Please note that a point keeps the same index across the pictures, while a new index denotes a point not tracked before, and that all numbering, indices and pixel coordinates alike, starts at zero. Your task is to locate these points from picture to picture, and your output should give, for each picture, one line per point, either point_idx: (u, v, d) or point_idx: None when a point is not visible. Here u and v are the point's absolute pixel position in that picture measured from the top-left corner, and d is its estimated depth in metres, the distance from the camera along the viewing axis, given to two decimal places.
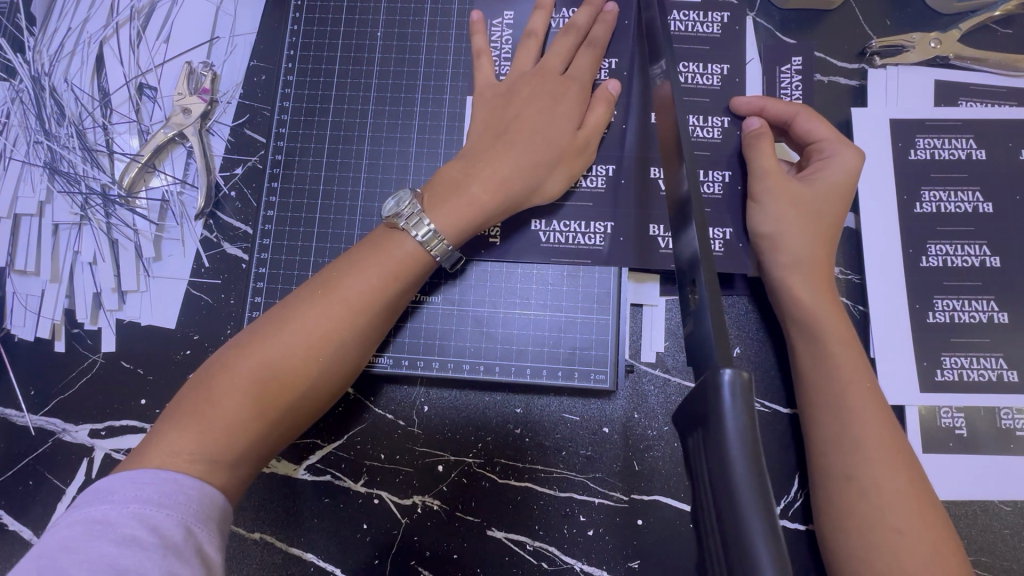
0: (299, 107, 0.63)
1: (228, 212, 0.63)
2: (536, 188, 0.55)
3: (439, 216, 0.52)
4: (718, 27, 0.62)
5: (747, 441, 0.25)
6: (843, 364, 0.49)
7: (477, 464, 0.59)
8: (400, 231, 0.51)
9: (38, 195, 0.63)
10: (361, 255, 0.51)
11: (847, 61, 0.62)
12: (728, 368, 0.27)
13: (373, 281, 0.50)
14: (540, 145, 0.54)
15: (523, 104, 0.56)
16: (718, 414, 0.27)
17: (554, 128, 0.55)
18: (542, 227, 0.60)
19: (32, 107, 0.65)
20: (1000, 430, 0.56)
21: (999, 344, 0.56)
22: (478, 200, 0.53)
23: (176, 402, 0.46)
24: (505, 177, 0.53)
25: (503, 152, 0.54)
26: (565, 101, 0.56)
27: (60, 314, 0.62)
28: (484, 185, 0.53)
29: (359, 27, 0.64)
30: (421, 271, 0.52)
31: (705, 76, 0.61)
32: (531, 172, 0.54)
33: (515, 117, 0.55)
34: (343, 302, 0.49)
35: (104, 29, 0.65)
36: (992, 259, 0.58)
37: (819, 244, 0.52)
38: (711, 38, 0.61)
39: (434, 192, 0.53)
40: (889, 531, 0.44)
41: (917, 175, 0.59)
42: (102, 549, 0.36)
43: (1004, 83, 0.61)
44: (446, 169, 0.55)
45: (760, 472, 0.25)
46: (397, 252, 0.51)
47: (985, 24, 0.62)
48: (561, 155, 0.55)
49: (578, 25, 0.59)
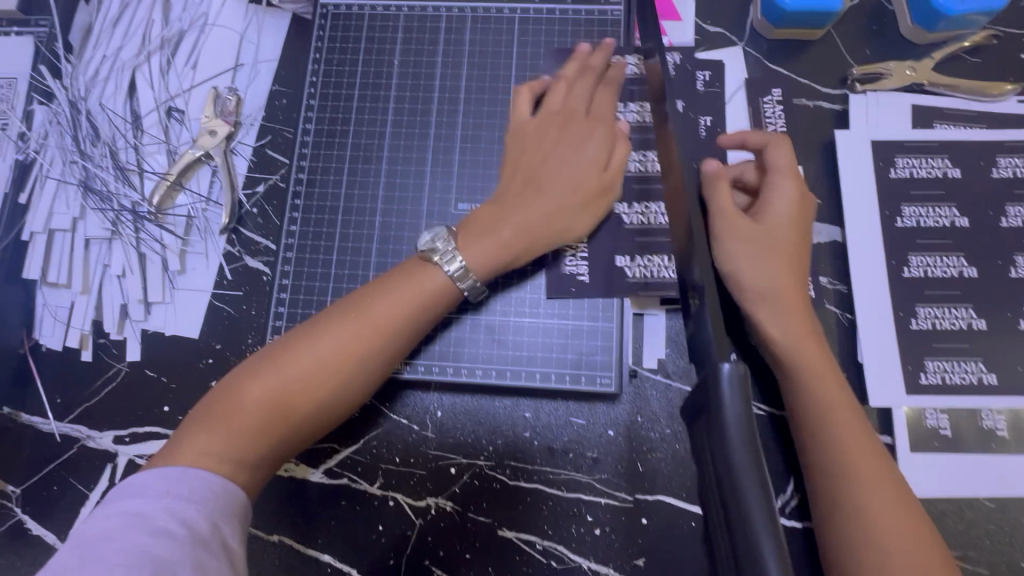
0: (320, 129, 0.67)
1: (250, 227, 0.67)
2: (566, 230, 0.59)
3: (471, 253, 0.56)
4: (702, 84, 0.67)
5: (747, 434, 0.28)
6: (834, 407, 0.51)
7: (488, 467, 0.61)
8: (433, 264, 0.55)
9: (71, 212, 0.67)
10: (393, 281, 0.55)
11: (830, 88, 0.67)
12: (726, 362, 0.30)
13: (403, 306, 0.54)
14: (566, 190, 0.58)
15: (550, 150, 0.60)
16: (718, 400, 0.30)
17: (580, 174, 0.59)
18: (580, 270, 0.62)
19: (68, 128, 0.68)
20: (981, 430, 0.59)
21: (978, 349, 0.60)
22: (506, 240, 0.57)
23: (207, 404, 0.49)
24: (532, 223, 0.57)
25: (531, 197, 0.58)
26: (590, 146, 0.60)
27: (88, 324, 0.65)
28: (513, 228, 0.57)
29: (377, 55, 0.68)
30: (448, 302, 0.56)
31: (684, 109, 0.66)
32: (559, 216, 0.58)
33: (545, 163, 0.60)
34: (374, 325, 0.52)
35: (137, 56, 0.69)
36: (969, 270, 0.62)
37: (793, 226, 0.56)
38: (695, 92, 0.66)
39: (468, 230, 0.57)
40: (883, 551, 0.45)
41: (897, 192, 0.64)
42: (137, 538, 0.39)
43: (975, 107, 0.66)
44: (479, 211, 0.59)
45: (763, 471, 0.28)
46: (428, 283, 0.55)
47: (955, 53, 0.67)
48: (585, 196, 0.59)
49: (596, 68, 0.64)
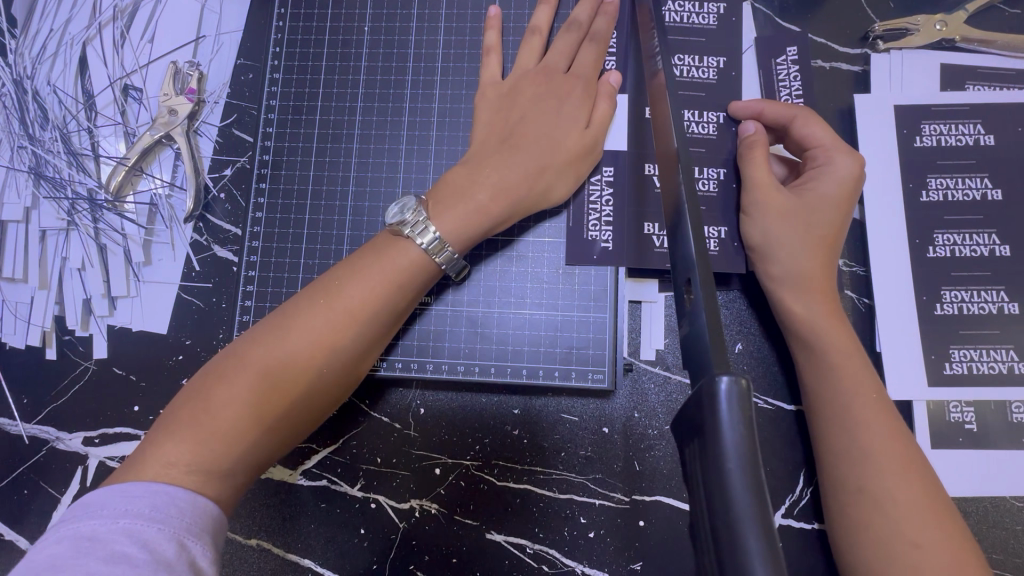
0: (285, 106, 0.61)
1: (217, 214, 0.62)
2: (545, 192, 0.54)
3: (443, 223, 0.51)
4: (715, 18, 0.60)
5: (747, 469, 0.24)
6: (858, 406, 0.47)
7: (474, 467, 0.58)
8: (405, 239, 0.51)
9: (24, 201, 0.62)
10: (364, 261, 0.50)
11: (849, 47, 0.60)
12: (726, 375, 0.26)
13: (377, 289, 0.49)
14: (544, 147, 0.53)
15: (527, 105, 0.55)
16: (715, 425, 0.25)
17: (560, 129, 0.54)
18: (604, 236, 0.57)
19: (16, 111, 0.64)
20: (1011, 424, 0.54)
21: (1009, 336, 0.55)
22: (482, 206, 0.52)
23: (173, 410, 0.44)
24: (510, 183, 0.52)
25: (508, 156, 0.53)
26: (569, 100, 0.55)
27: (49, 321, 0.62)
28: (489, 192, 0.52)
29: (346, 22, 0.62)
30: (425, 279, 0.52)
31: (701, 69, 0.59)
32: (540, 178, 0.53)
33: (521, 120, 0.54)
34: (346, 310, 0.48)
35: (86, 29, 0.64)
36: (1002, 248, 0.56)
37: (840, 205, 0.52)
38: (707, 30, 0.60)
39: (438, 198, 0.52)
40: (906, 545, 0.43)
41: (922, 163, 0.58)
42: (89, 566, 0.35)
43: (1012, 65, 0.59)
44: (450, 175, 0.54)
45: (765, 505, 0.23)
46: (402, 260, 0.50)
47: (991, 4, 0.59)
48: (566, 155, 0.54)
49: (580, 20, 0.58)
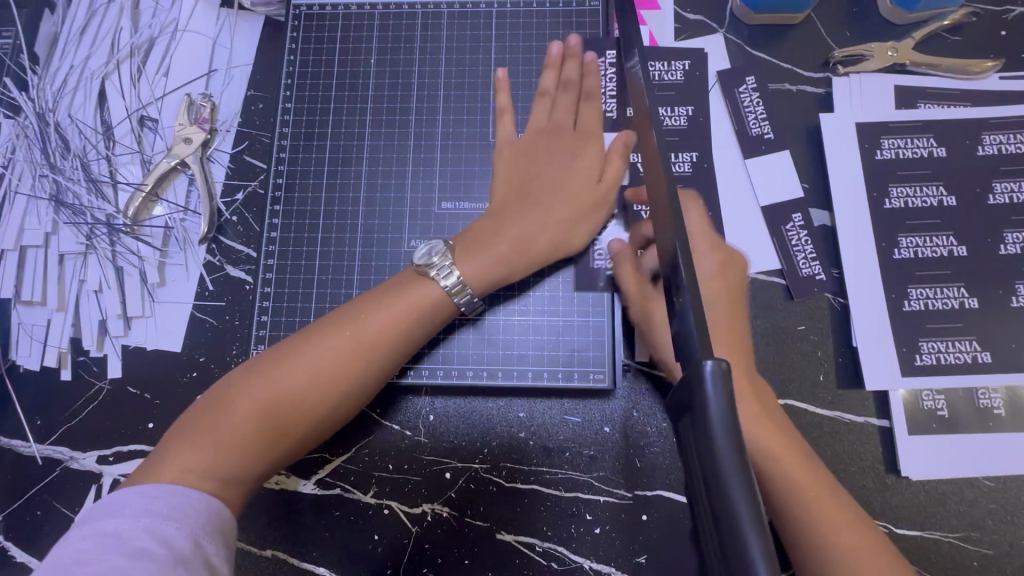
0: (297, 132, 0.65)
1: (230, 236, 0.65)
2: (566, 243, 0.58)
3: (469, 266, 0.55)
4: (682, 74, 0.67)
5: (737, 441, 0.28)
6: None
7: (483, 470, 0.60)
8: (430, 279, 0.54)
9: (44, 226, 0.65)
10: (388, 294, 0.54)
11: (812, 72, 0.66)
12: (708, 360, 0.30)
13: (397, 321, 0.52)
14: (566, 204, 0.58)
15: (545, 164, 0.60)
16: (703, 402, 0.29)
17: (576, 181, 0.59)
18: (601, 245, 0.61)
19: (37, 141, 0.67)
20: (978, 410, 0.58)
21: (971, 328, 0.60)
22: (504, 255, 0.56)
23: (193, 418, 0.47)
24: (535, 235, 0.57)
25: (532, 214, 0.57)
26: (584, 157, 0.60)
27: (66, 342, 0.63)
28: (512, 242, 0.56)
29: (353, 55, 0.67)
30: (444, 317, 0.55)
31: (673, 117, 0.66)
32: (560, 231, 0.57)
33: (541, 176, 0.59)
34: (367, 339, 0.51)
35: (105, 65, 0.68)
36: (959, 249, 0.61)
37: None
38: (676, 84, 0.66)
39: (465, 244, 0.57)
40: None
41: (884, 173, 0.63)
42: (115, 562, 0.36)
43: (958, 85, 0.65)
44: (477, 225, 0.58)
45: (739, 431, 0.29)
46: (422, 297, 0.54)
47: (935, 32, 0.66)
48: (583, 208, 0.58)
49: (570, 50, 0.63)
